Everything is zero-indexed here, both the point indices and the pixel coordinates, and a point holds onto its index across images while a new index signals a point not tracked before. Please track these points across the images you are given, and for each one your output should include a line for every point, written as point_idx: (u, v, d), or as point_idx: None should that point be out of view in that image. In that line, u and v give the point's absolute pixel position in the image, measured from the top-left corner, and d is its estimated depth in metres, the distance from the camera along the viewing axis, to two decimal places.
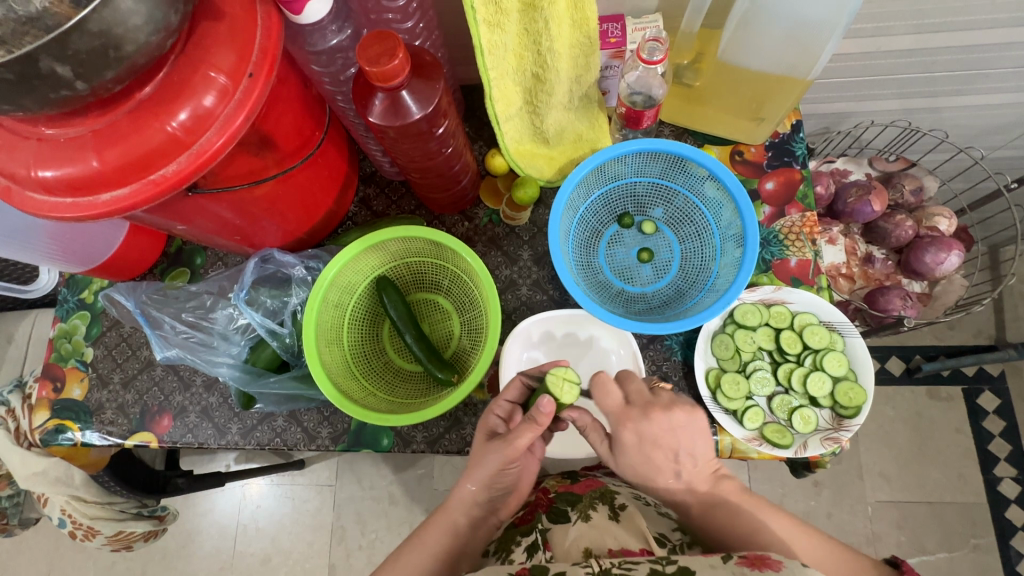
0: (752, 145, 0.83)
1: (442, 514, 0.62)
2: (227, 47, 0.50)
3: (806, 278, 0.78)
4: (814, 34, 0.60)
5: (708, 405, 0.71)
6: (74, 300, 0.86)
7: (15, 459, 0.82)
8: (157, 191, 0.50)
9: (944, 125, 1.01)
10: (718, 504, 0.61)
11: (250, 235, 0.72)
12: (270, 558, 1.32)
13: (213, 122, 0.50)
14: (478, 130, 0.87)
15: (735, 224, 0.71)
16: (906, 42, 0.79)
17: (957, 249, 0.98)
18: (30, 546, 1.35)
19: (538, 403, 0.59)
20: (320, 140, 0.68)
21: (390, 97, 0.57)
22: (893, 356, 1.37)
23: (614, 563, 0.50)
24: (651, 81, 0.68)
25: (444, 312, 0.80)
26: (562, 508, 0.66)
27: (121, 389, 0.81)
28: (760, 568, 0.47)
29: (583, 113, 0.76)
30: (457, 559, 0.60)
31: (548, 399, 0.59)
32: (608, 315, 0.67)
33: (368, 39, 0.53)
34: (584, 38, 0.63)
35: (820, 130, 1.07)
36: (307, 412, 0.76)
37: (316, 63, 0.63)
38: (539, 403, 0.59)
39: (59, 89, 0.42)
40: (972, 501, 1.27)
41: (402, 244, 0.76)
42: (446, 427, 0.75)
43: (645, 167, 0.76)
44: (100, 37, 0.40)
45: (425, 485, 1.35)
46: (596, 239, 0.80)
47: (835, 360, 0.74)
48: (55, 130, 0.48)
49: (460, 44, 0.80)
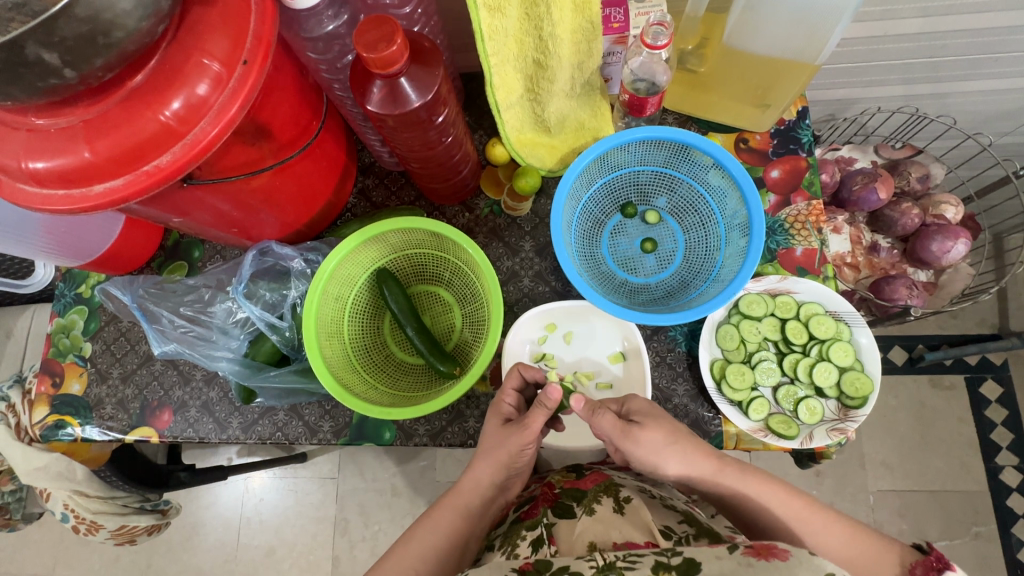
0: (757, 132, 0.81)
1: (455, 495, 0.65)
2: (220, 34, 0.49)
3: (811, 267, 0.77)
4: (822, 16, 0.59)
5: (713, 397, 0.71)
6: (71, 294, 0.86)
7: (16, 454, 0.81)
8: (151, 182, 0.49)
9: (951, 111, 1.00)
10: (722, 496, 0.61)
11: (248, 227, 0.71)
12: (273, 550, 1.33)
13: (208, 111, 0.49)
14: (479, 119, 0.85)
15: (741, 213, 0.70)
16: (915, 26, 0.77)
17: (964, 238, 0.97)
18: (35, 539, 1.35)
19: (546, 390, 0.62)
20: (318, 129, 0.66)
21: (389, 84, 0.56)
22: (897, 345, 1.36)
23: (618, 556, 0.49)
24: (655, 67, 0.67)
25: (445, 304, 0.79)
26: (567, 503, 0.65)
27: (120, 384, 0.80)
28: (766, 558, 0.46)
29: (586, 101, 0.74)
30: (465, 542, 0.63)
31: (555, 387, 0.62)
32: (612, 306, 0.66)
33: (366, 25, 0.52)
34: (587, 23, 0.61)
35: (825, 117, 1.06)
36: (308, 406, 0.76)
37: (312, 50, 0.62)
38: (545, 390, 0.62)
39: (47, 77, 0.41)
40: (974, 490, 1.27)
41: (402, 236, 0.74)
42: (449, 420, 0.74)
43: (648, 155, 0.75)
44: (88, 22, 0.39)
45: (428, 477, 1.35)
46: (599, 230, 0.79)
47: (842, 350, 0.73)
48: (44, 120, 0.47)
49: (460, 30, 0.78)
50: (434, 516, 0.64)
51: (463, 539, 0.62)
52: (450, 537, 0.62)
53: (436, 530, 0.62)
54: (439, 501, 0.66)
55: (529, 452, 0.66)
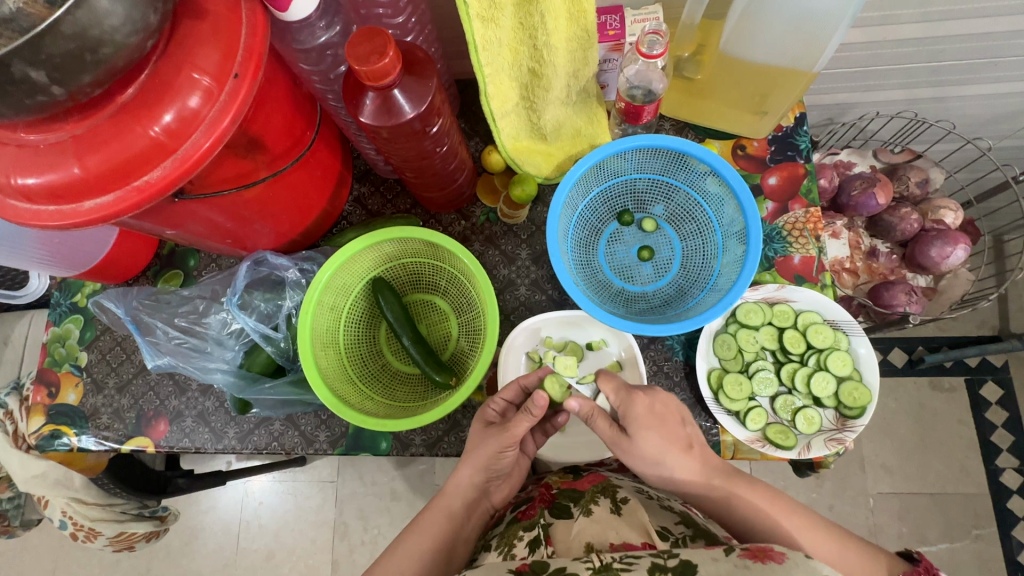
0: (754, 139, 0.81)
1: (441, 497, 0.65)
2: (210, 47, 0.48)
3: (809, 275, 0.76)
4: (819, 25, 0.58)
5: (710, 407, 0.70)
6: (67, 303, 0.85)
7: (14, 462, 0.79)
8: (141, 197, 0.48)
9: (950, 116, 0.99)
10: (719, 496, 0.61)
11: (242, 238, 0.71)
12: (273, 554, 1.32)
13: (200, 123, 0.48)
14: (474, 126, 0.85)
15: (738, 221, 0.70)
16: (913, 31, 0.76)
17: (963, 243, 0.97)
18: (35, 544, 1.35)
19: (533, 397, 0.61)
20: (311, 139, 0.66)
21: (382, 96, 0.56)
22: (897, 348, 1.35)
23: (614, 557, 0.49)
24: (651, 75, 0.66)
25: (441, 313, 0.79)
26: (564, 504, 0.65)
27: (116, 394, 0.80)
28: (762, 560, 0.46)
29: (582, 108, 0.73)
30: (453, 546, 0.62)
31: (541, 394, 0.61)
32: (609, 316, 0.66)
33: (355, 38, 0.51)
34: (582, 31, 0.61)
35: (824, 122, 1.05)
36: (304, 415, 0.75)
37: (305, 61, 0.61)
38: (533, 398, 0.61)
39: (34, 94, 0.41)
40: (974, 492, 1.27)
41: (397, 245, 0.74)
42: (445, 430, 0.74)
43: (645, 163, 0.75)
44: (75, 39, 0.38)
45: (427, 480, 1.35)
46: (595, 237, 0.79)
47: (840, 359, 0.73)
48: (34, 136, 0.46)
49: (454, 37, 0.78)
50: (423, 520, 0.63)
51: (450, 542, 0.62)
52: (447, 538, 0.62)
53: (427, 534, 0.61)
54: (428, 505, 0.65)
55: (508, 455, 0.66)
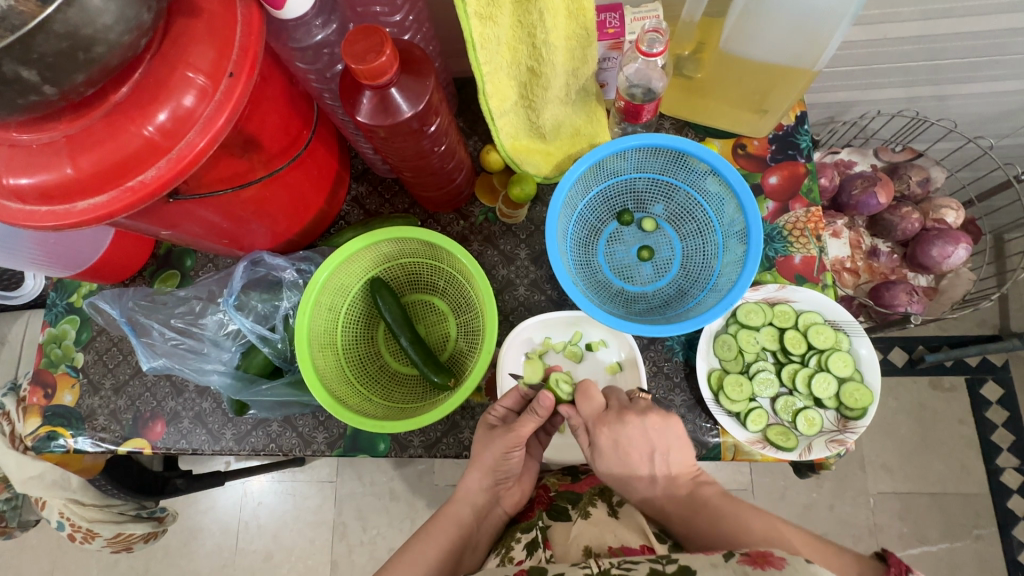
0: (754, 138, 0.80)
1: (449, 506, 0.64)
2: (204, 46, 0.47)
3: (810, 275, 0.76)
4: (820, 23, 0.58)
5: (711, 408, 0.70)
6: (63, 304, 0.85)
7: (10, 463, 0.80)
8: (136, 198, 0.48)
9: (951, 114, 0.99)
10: (716, 496, 0.60)
11: (239, 238, 0.70)
12: (272, 555, 1.32)
13: (195, 123, 0.48)
14: (473, 125, 0.84)
15: (739, 221, 0.69)
16: (914, 29, 0.76)
17: (964, 243, 0.96)
18: (33, 544, 1.34)
19: (538, 397, 0.64)
20: (308, 138, 0.65)
21: (379, 95, 0.55)
22: (897, 347, 1.35)
23: (613, 563, 0.49)
24: (651, 73, 0.65)
25: (440, 313, 0.78)
26: (563, 506, 0.65)
27: (113, 396, 0.79)
28: (761, 566, 0.44)
29: (581, 107, 0.73)
30: (463, 549, 0.61)
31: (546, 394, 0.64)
32: (608, 316, 0.65)
33: (354, 35, 0.51)
34: (581, 29, 0.60)
35: (825, 120, 1.05)
36: (301, 417, 0.75)
37: (301, 60, 0.61)
38: (539, 397, 0.64)
39: (26, 94, 0.40)
40: (975, 492, 1.27)
41: (395, 245, 0.73)
42: (444, 431, 0.73)
43: (645, 162, 0.74)
44: (66, 38, 0.38)
45: (426, 480, 1.34)
46: (595, 237, 0.78)
47: (840, 360, 0.72)
48: (27, 136, 0.46)
49: (453, 35, 0.77)
50: (429, 531, 0.62)
51: (461, 546, 0.61)
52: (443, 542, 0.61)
53: (435, 541, 0.60)
54: (438, 512, 0.65)
55: (516, 455, 0.66)
